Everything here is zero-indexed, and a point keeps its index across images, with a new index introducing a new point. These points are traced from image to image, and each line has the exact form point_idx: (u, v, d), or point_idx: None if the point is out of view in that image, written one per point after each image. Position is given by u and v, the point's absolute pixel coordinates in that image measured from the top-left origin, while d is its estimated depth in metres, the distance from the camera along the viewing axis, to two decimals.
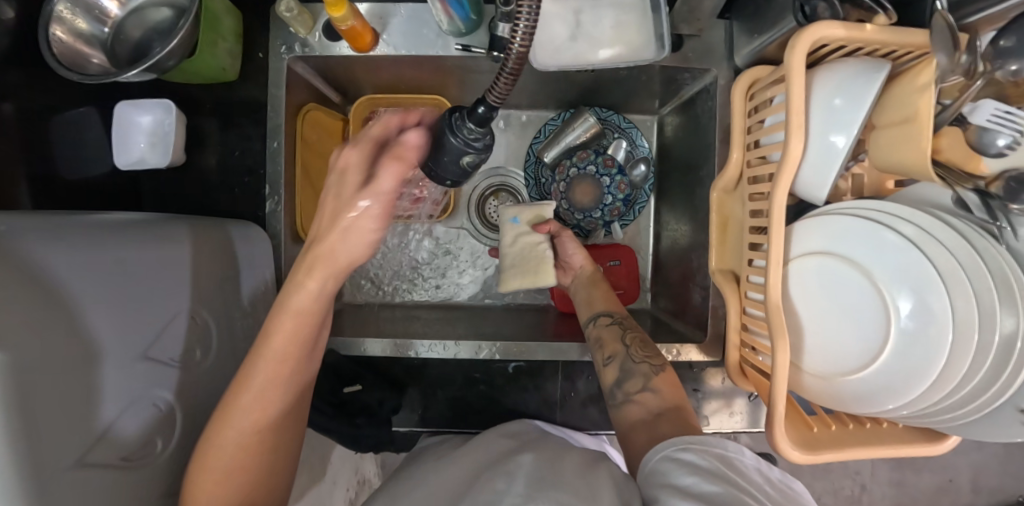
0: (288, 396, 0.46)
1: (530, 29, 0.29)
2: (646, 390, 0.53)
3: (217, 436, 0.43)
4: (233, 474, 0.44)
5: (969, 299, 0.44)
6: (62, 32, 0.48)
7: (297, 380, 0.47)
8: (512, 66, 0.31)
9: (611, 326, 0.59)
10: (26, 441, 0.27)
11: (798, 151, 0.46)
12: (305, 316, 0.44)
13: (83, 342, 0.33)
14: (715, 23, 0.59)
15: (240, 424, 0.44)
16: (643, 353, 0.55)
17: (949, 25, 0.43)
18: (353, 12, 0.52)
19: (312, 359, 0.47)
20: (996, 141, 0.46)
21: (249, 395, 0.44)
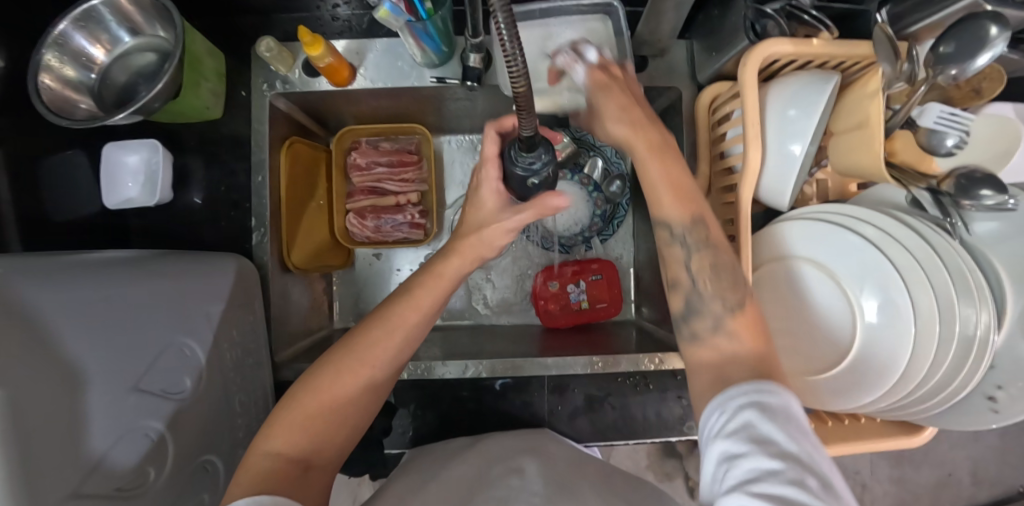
0: (391, 357, 0.47)
1: (517, 72, 0.32)
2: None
3: (315, 380, 0.44)
4: (320, 418, 0.43)
5: (930, 295, 0.46)
6: (51, 80, 0.51)
7: (406, 348, 0.48)
8: (508, 46, 0.31)
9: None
10: (15, 471, 0.28)
11: (756, 161, 0.48)
12: (438, 290, 0.50)
13: (69, 375, 0.34)
14: (675, 43, 0.62)
15: (343, 371, 0.45)
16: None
17: (889, 37, 0.46)
18: (330, 49, 0.54)
19: (398, 331, 0.47)
20: (945, 142, 0.49)
21: (361, 343, 0.46)
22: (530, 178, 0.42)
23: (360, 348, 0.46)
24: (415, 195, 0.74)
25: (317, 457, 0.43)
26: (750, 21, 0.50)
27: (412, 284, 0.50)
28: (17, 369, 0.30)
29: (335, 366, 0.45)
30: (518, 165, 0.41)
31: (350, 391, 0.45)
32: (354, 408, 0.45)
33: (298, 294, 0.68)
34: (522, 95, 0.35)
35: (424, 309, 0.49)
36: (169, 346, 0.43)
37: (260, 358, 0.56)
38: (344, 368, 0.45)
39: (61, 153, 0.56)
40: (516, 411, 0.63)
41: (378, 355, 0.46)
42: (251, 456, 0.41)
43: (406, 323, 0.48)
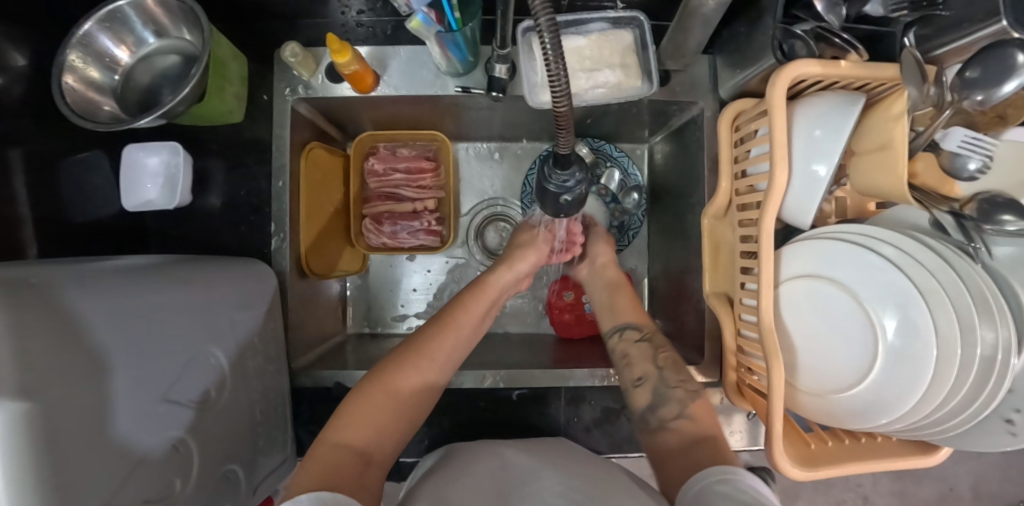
0: (449, 354, 0.55)
1: (559, 92, 0.33)
2: (683, 417, 0.52)
3: (381, 376, 0.50)
4: (386, 407, 0.48)
5: (950, 318, 0.47)
6: (75, 81, 0.50)
7: (460, 349, 0.56)
8: (555, 64, 0.31)
9: (641, 344, 0.59)
10: (54, 486, 0.27)
11: (782, 181, 0.49)
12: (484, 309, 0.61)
13: (105, 387, 0.33)
14: (698, 59, 0.63)
15: (407, 365, 0.51)
16: (678, 377, 0.55)
17: (916, 61, 0.47)
18: (356, 57, 0.54)
19: (450, 334, 0.56)
20: (967, 166, 0.49)
21: (421, 343, 0.54)
22: (562, 194, 0.42)
23: (427, 351, 0.54)
24: (432, 202, 0.74)
25: (375, 454, 0.45)
26: (778, 41, 0.51)
27: (464, 299, 0.61)
28: (54, 382, 0.29)
29: (397, 364, 0.52)
30: (552, 180, 0.41)
31: (413, 381, 0.51)
32: (414, 400, 0.50)
33: (313, 300, 0.67)
34: (562, 115, 0.35)
35: (472, 316, 0.59)
36: (196, 354, 0.43)
37: (279, 365, 0.56)
38: (405, 364, 0.51)
39: (81, 154, 0.56)
40: (532, 421, 0.63)
41: (444, 356, 0.54)
42: (319, 447, 0.44)
43: (458, 327, 0.57)
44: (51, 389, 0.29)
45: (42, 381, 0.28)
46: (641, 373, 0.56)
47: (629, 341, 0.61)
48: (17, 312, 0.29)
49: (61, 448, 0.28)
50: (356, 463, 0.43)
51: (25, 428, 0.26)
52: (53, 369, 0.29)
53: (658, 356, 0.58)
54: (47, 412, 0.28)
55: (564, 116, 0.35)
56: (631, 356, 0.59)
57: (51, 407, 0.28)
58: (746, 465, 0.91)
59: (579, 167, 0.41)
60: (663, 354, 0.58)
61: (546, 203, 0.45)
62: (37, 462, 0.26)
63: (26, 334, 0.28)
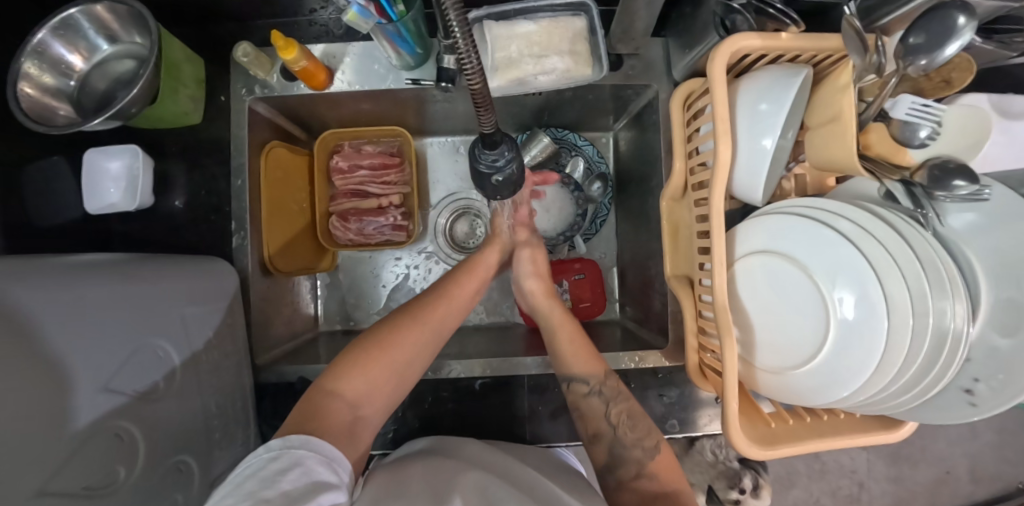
0: (441, 321, 0.55)
1: (472, 71, 0.33)
2: (643, 477, 0.50)
3: (375, 337, 0.51)
4: (380, 366, 0.48)
5: (902, 289, 0.46)
6: (31, 88, 0.52)
7: (451, 320, 0.57)
8: (462, 42, 0.31)
9: (591, 400, 0.54)
10: None
11: (727, 156, 0.48)
12: (471, 282, 0.63)
13: (43, 379, 0.34)
14: (651, 41, 0.62)
15: (403, 326, 0.52)
16: (634, 436, 0.52)
17: (857, 31, 0.46)
18: (304, 53, 0.55)
19: (445, 303, 0.57)
20: (917, 134, 0.48)
21: (420, 309, 0.55)
22: (493, 174, 0.43)
23: (423, 317, 0.54)
24: (397, 197, 0.74)
25: (366, 409, 0.46)
26: (720, 17, 0.50)
27: (459, 274, 0.62)
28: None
29: (393, 324, 0.52)
30: (481, 161, 0.42)
31: (407, 342, 0.51)
32: (405, 364, 0.50)
33: (279, 298, 0.68)
34: (480, 92, 0.36)
35: (466, 291, 0.61)
36: (140, 346, 0.43)
37: (239, 360, 0.57)
38: (401, 326, 0.52)
39: (44, 160, 0.58)
40: (496, 410, 0.62)
41: (434, 324, 0.54)
42: (313, 395, 0.44)
43: (452, 299, 0.58)
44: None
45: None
46: (595, 430, 0.54)
47: (577, 395, 0.55)
48: None
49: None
50: (347, 412, 0.44)
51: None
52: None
53: (611, 412, 0.54)
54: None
55: (481, 93, 0.35)
56: (583, 412, 0.55)
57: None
58: (738, 457, 0.87)
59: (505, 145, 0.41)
60: (617, 408, 0.54)
61: (483, 185, 0.46)
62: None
63: None
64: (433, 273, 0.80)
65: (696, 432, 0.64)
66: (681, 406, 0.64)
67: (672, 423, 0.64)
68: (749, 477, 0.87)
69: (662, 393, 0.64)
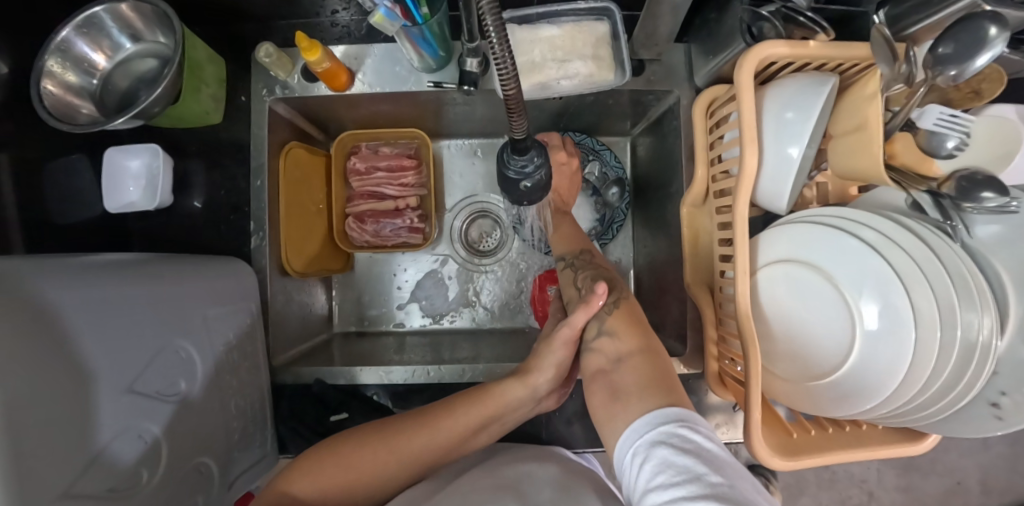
0: (404, 461, 0.47)
1: (506, 75, 0.33)
2: (603, 334, 0.51)
3: (332, 450, 0.47)
4: (326, 482, 0.45)
5: (930, 300, 0.46)
6: (54, 86, 0.52)
7: (429, 456, 0.48)
8: (498, 48, 0.31)
9: (565, 270, 0.62)
10: (11, 470, 0.28)
11: (753, 164, 0.48)
12: (479, 422, 0.50)
13: (70, 380, 0.33)
14: (673, 47, 0.62)
15: (359, 453, 0.47)
16: (597, 293, 0.55)
17: (885, 39, 0.46)
18: (327, 54, 0.55)
19: (423, 435, 0.48)
20: (945, 144, 0.48)
21: (391, 434, 0.48)
22: (523, 181, 0.43)
23: (396, 440, 0.48)
24: (414, 199, 0.74)
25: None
26: (746, 24, 0.50)
27: (460, 403, 0.51)
28: (19, 367, 0.29)
29: (354, 445, 0.47)
30: (512, 167, 0.42)
31: (358, 466, 0.46)
32: (352, 488, 0.46)
33: (296, 298, 0.68)
34: (513, 97, 0.35)
35: (456, 426, 0.50)
36: (162, 348, 0.43)
37: (257, 360, 0.57)
38: (355, 451, 0.47)
39: (65, 158, 0.58)
40: None
41: (407, 455, 0.47)
42: (268, 492, 0.44)
43: (437, 430, 0.49)
44: (13, 373, 0.29)
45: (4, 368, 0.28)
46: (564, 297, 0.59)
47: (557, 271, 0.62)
48: None
49: (24, 431, 0.29)
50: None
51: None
52: (18, 355, 0.30)
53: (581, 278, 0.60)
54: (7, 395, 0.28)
55: (513, 97, 0.35)
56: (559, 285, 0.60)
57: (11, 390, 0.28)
58: (746, 464, 0.87)
59: (533, 148, 0.41)
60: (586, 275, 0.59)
61: (513, 193, 0.46)
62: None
63: None
64: (448, 275, 0.79)
65: None
66: (698, 414, 0.64)
67: None
68: (759, 484, 0.85)
69: None
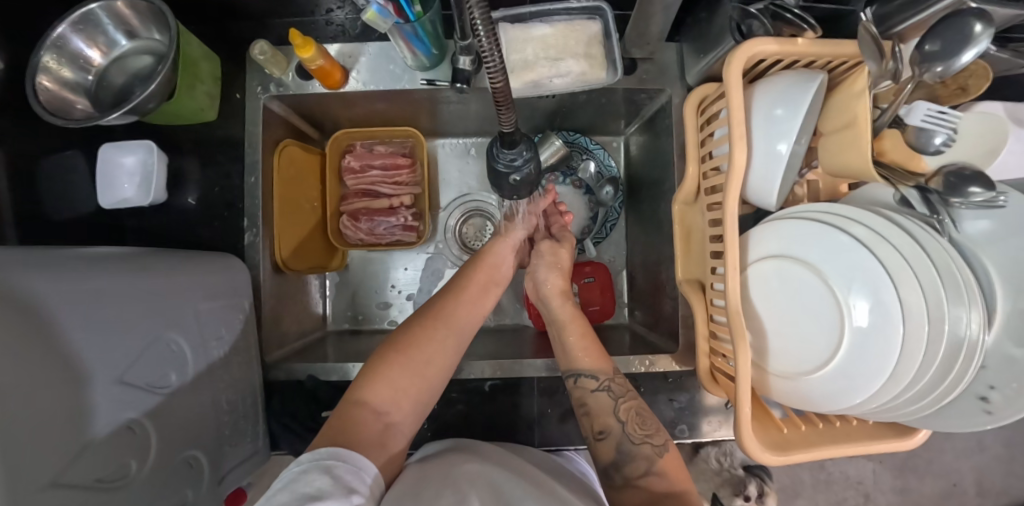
0: (451, 329, 0.56)
1: (493, 69, 0.33)
2: (651, 474, 0.48)
3: (388, 350, 0.53)
4: (395, 376, 0.51)
5: (919, 296, 0.46)
6: (50, 81, 0.52)
7: (467, 323, 0.58)
8: (486, 41, 0.31)
9: (599, 395, 0.53)
10: (1, 453, 0.28)
11: (743, 160, 0.48)
12: (483, 282, 0.63)
13: (59, 369, 0.34)
14: (665, 46, 0.63)
15: (410, 341, 0.53)
16: (642, 432, 0.50)
17: (873, 37, 0.46)
18: (321, 52, 0.55)
19: (452, 305, 0.59)
20: (934, 140, 0.48)
21: (431, 315, 0.57)
22: (511, 174, 0.44)
23: (435, 316, 0.57)
24: (408, 198, 0.74)
25: (393, 414, 0.49)
26: (735, 22, 0.51)
27: (467, 275, 0.63)
28: (8, 355, 0.29)
29: (398, 339, 0.54)
30: (502, 162, 0.43)
31: (418, 348, 0.53)
32: (421, 363, 0.52)
33: (290, 296, 0.68)
34: (502, 91, 0.36)
35: (476, 293, 0.62)
36: (154, 340, 0.43)
37: (249, 357, 0.57)
38: (403, 341, 0.53)
39: (59, 154, 0.58)
40: (505, 413, 0.62)
41: (450, 326, 0.56)
42: (341, 407, 0.48)
43: (461, 302, 0.60)
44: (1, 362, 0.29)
45: None
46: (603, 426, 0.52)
47: (584, 389, 0.55)
48: None
49: (13, 419, 0.29)
50: (371, 422, 0.47)
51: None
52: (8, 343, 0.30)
53: (620, 407, 0.53)
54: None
55: (501, 91, 0.35)
56: (590, 407, 0.53)
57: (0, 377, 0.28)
58: (741, 464, 0.87)
59: (523, 142, 0.42)
60: (625, 404, 0.53)
61: (502, 188, 0.47)
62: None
63: None
64: (443, 272, 0.80)
65: (704, 438, 0.64)
66: (690, 411, 0.64)
67: (681, 428, 0.64)
68: (754, 484, 0.85)
69: (671, 398, 0.64)
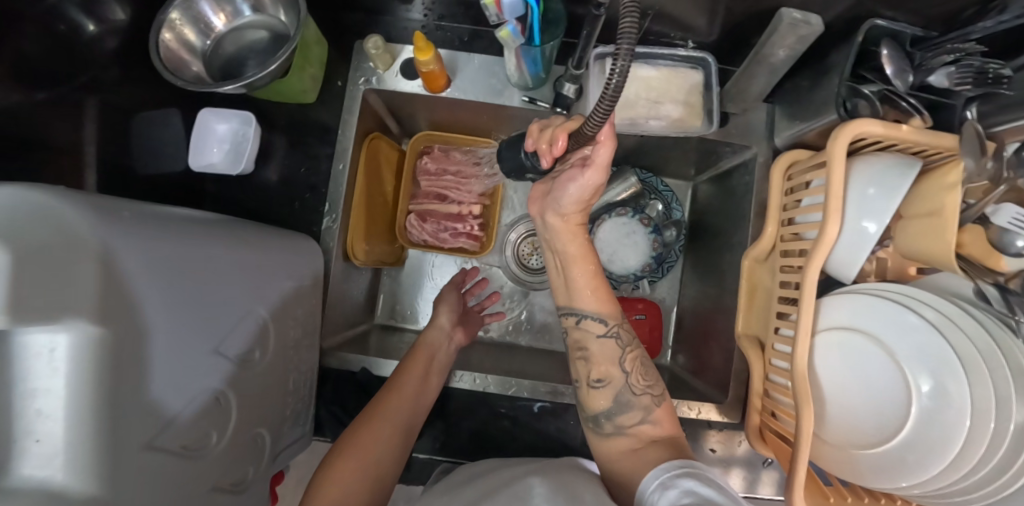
0: (394, 423, 0.54)
1: (610, 99, 0.33)
2: (646, 422, 0.50)
3: (339, 449, 0.51)
4: (344, 478, 0.48)
5: (987, 389, 0.46)
6: (172, 39, 0.53)
7: (409, 418, 0.55)
8: (614, 86, 0.31)
9: (604, 343, 0.52)
10: (102, 411, 0.29)
11: (834, 232, 0.50)
12: (421, 370, 0.59)
13: (162, 334, 0.34)
14: (757, 106, 0.65)
15: (358, 437, 0.51)
16: (644, 383, 0.51)
17: (977, 134, 0.48)
18: (436, 58, 0.57)
19: (392, 396, 0.55)
20: (1016, 242, 0.49)
21: (372, 408, 0.54)
22: (530, 171, 0.54)
23: (379, 409, 0.54)
24: (477, 207, 0.75)
25: None
26: (842, 98, 0.53)
27: (405, 364, 0.60)
28: (122, 315, 0.30)
29: (349, 433, 0.52)
30: (528, 167, 0.53)
31: (364, 446, 0.51)
32: (365, 462, 0.50)
33: (350, 284, 0.69)
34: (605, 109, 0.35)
35: (417, 380, 0.58)
36: (246, 314, 0.44)
37: (313, 341, 0.57)
38: (355, 435, 0.52)
39: (159, 110, 0.59)
40: (548, 436, 0.62)
41: (392, 419, 0.54)
42: None
43: (402, 391, 0.56)
44: (118, 321, 0.30)
45: (113, 316, 0.29)
46: (602, 374, 0.52)
47: (585, 331, 0.53)
48: (119, 239, 0.31)
49: (119, 376, 0.30)
50: None
51: (82, 347, 0.27)
52: (125, 301, 0.31)
53: (625, 357, 0.52)
54: (107, 340, 0.29)
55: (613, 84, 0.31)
56: (590, 352, 0.53)
57: (114, 334, 0.29)
58: None
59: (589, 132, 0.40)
60: (631, 356, 0.53)
61: (515, 174, 0.57)
62: (84, 382, 0.28)
63: (109, 264, 0.30)
64: (497, 285, 0.81)
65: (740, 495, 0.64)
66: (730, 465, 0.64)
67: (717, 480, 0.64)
68: None
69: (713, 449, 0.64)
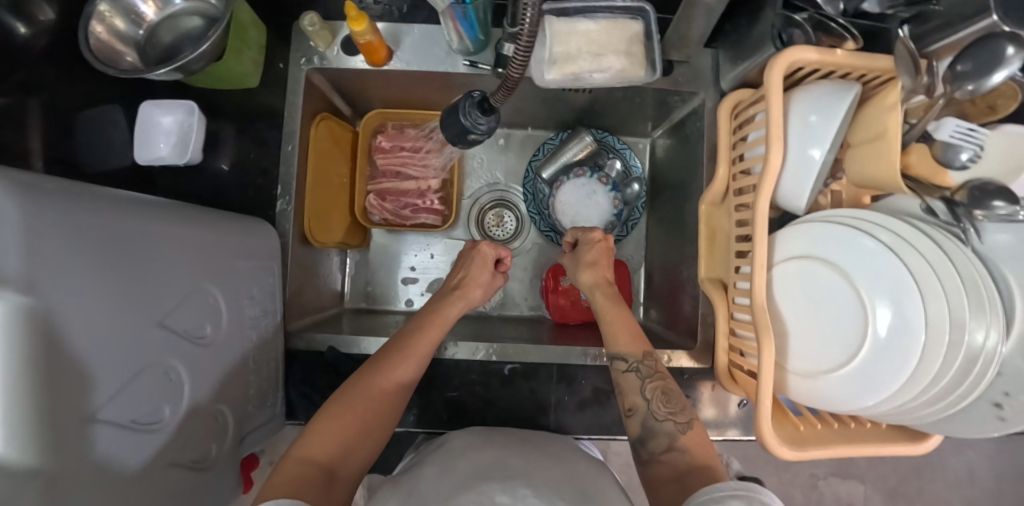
0: (398, 383, 0.53)
1: None
2: (674, 449, 0.48)
3: (342, 397, 0.50)
4: (342, 428, 0.48)
5: (943, 304, 0.47)
6: (103, 30, 0.53)
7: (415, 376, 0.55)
8: None
9: (628, 375, 0.53)
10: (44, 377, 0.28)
11: (777, 161, 0.50)
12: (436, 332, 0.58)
13: (100, 304, 0.34)
14: (701, 51, 0.65)
15: (360, 391, 0.51)
16: (667, 409, 0.51)
17: (910, 51, 0.48)
18: (372, 28, 0.56)
19: (401, 357, 0.55)
20: (960, 155, 0.50)
21: (378, 363, 0.54)
22: (473, 132, 0.53)
23: (385, 366, 0.54)
24: (435, 182, 0.75)
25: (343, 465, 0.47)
26: (777, 30, 0.53)
27: (418, 324, 0.59)
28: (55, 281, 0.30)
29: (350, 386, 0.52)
30: (471, 128, 0.52)
31: (366, 400, 0.51)
32: (365, 417, 0.50)
33: (314, 267, 0.69)
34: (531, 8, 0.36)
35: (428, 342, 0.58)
36: (191, 290, 0.44)
37: (276, 321, 0.57)
38: (357, 388, 0.51)
39: (100, 106, 0.58)
40: (522, 398, 0.62)
41: (398, 379, 0.53)
42: (287, 461, 0.45)
43: (414, 352, 0.56)
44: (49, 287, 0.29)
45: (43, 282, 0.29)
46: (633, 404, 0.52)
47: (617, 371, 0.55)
48: (44, 206, 0.31)
49: (56, 343, 0.29)
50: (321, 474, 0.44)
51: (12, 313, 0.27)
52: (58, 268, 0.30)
53: (648, 386, 0.53)
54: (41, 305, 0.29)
55: None
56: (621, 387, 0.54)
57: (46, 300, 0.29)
58: None
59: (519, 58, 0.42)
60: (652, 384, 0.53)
61: (460, 140, 0.55)
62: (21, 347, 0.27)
63: (36, 230, 0.29)
64: None
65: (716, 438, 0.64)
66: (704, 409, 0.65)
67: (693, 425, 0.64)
68: None
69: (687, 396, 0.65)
